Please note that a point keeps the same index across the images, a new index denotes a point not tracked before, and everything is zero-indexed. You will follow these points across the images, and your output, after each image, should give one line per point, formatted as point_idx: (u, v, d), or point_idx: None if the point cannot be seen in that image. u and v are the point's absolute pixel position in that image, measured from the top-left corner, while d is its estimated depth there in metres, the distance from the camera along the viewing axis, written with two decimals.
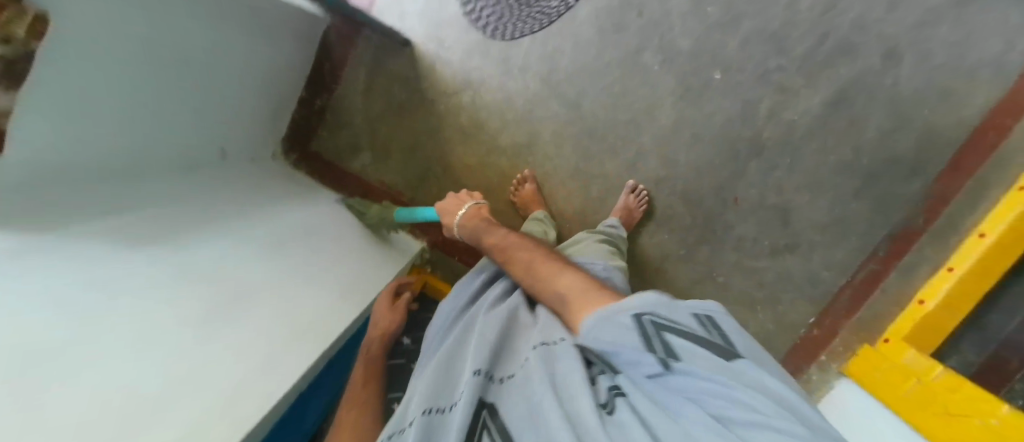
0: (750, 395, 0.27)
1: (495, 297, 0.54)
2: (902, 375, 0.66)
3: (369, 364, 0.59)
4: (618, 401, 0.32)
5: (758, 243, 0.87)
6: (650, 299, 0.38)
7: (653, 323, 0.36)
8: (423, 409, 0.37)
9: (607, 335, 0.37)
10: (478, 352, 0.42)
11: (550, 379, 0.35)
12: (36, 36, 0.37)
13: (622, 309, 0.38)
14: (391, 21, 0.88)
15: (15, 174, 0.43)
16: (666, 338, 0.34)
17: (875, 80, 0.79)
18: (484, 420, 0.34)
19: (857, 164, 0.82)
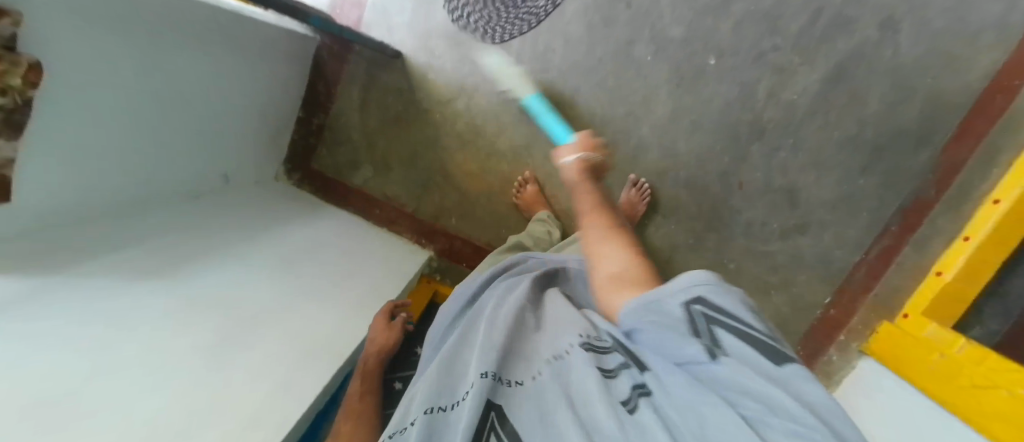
0: (790, 404, 0.24)
1: (496, 298, 0.52)
2: (925, 349, 0.65)
3: (367, 380, 0.58)
4: (641, 400, 0.31)
5: (767, 226, 0.86)
6: (699, 278, 0.31)
7: (698, 312, 0.30)
8: (426, 408, 0.37)
9: (646, 319, 0.33)
10: (486, 353, 0.40)
11: (564, 388, 0.34)
12: (32, 84, 0.38)
13: (669, 292, 0.31)
14: (379, 34, 0.86)
15: (25, 219, 0.44)
16: (711, 332, 0.29)
17: (874, 52, 0.78)
18: (493, 423, 0.33)
19: (862, 139, 0.81)
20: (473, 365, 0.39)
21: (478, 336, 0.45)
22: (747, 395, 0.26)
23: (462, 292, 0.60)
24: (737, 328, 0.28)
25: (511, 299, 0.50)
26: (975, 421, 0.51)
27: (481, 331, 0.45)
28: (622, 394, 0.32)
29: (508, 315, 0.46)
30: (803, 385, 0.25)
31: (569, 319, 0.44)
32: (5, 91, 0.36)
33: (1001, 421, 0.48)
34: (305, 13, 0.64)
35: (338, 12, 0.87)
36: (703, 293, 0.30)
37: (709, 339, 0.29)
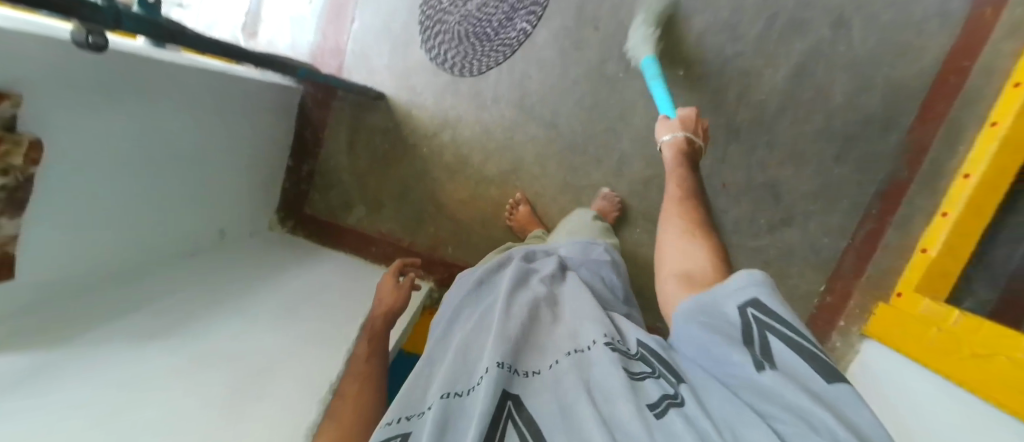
0: (834, 422, 0.25)
1: (508, 286, 0.52)
2: (923, 325, 0.67)
3: (376, 342, 0.59)
4: (672, 408, 0.31)
5: (754, 222, 0.89)
6: (761, 284, 0.35)
7: (755, 319, 0.34)
8: (442, 392, 0.37)
9: (703, 322, 0.37)
10: (502, 342, 0.41)
11: (586, 386, 0.35)
12: (32, 161, 0.39)
13: (729, 291, 0.36)
14: (361, 78, 0.88)
15: (29, 295, 0.44)
16: (763, 337, 0.33)
17: (830, 48, 0.83)
18: (509, 411, 0.34)
19: (831, 130, 0.85)
20: (489, 352, 0.39)
21: (491, 324, 0.46)
22: (791, 410, 0.27)
23: (466, 277, 0.59)
24: (789, 337, 0.32)
25: (522, 292, 0.51)
26: (983, 391, 0.52)
27: (495, 318, 0.45)
28: (652, 398, 0.33)
29: (522, 309, 0.47)
30: (847, 405, 0.26)
31: (583, 314, 0.46)
32: (8, 171, 0.37)
33: (1003, 388, 0.50)
34: (292, 67, 0.68)
35: (318, 61, 0.89)
36: (760, 297, 0.34)
37: (761, 345, 0.33)
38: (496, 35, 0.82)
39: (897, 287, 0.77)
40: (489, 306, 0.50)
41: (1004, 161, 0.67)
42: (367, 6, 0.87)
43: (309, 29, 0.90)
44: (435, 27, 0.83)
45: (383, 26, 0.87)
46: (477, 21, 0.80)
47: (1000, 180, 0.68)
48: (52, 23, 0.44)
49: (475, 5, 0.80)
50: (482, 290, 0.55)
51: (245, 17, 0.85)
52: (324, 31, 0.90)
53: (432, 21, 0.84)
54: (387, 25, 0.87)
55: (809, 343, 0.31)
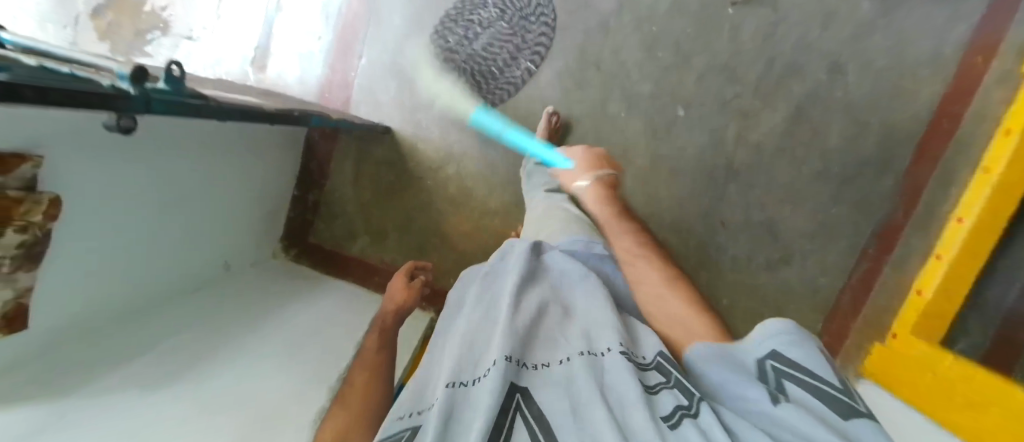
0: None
1: (518, 276, 0.49)
2: (921, 368, 0.67)
3: (385, 337, 0.65)
4: (685, 419, 0.30)
5: (753, 259, 0.90)
6: (784, 330, 0.34)
7: (775, 368, 0.33)
8: (448, 382, 0.36)
9: (717, 359, 0.36)
10: (511, 336, 0.39)
11: (599, 385, 0.34)
12: (50, 217, 0.40)
13: (746, 344, 0.36)
14: (367, 112, 0.90)
15: (33, 350, 0.45)
16: (779, 380, 0.32)
17: (826, 92, 0.85)
18: (518, 403, 0.33)
19: (828, 170, 0.86)
20: (497, 347, 0.38)
21: (500, 316, 0.43)
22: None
23: (475, 273, 0.57)
24: (811, 386, 0.30)
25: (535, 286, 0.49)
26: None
27: (504, 311, 0.43)
28: (665, 411, 0.31)
29: (533, 307, 0.45)
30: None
31: (595, 311, 0.44)
32: (27, 228, 0.38)
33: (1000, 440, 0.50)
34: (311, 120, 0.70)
35: (326, 95, 0.91)
36: (777, 347, 0.34)
37: (778, 389, 0.31)
38: (500, 74, 0.86)
39: (893, 327, 0.78)
40: (499, 297, 0.47)
41: (995, 206, 0.68)
42: (373, 43, 0.89)
43: (317, 64, 0.91)
44: (441, 64, 0.87)
45: (389, 63, 0.89)
46: (482, 60, 0.85)
47: (992, 225, 0.69)
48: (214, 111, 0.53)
49: (482, 45, 0.85)
50: (491, 281, 0.52)
51: (254, 52, 0.90)
52: (331, 65, 0.90)
53: (438, 59, 0.87)
54: (393, 62, 0.88)
55: (826, 388, 0.30)
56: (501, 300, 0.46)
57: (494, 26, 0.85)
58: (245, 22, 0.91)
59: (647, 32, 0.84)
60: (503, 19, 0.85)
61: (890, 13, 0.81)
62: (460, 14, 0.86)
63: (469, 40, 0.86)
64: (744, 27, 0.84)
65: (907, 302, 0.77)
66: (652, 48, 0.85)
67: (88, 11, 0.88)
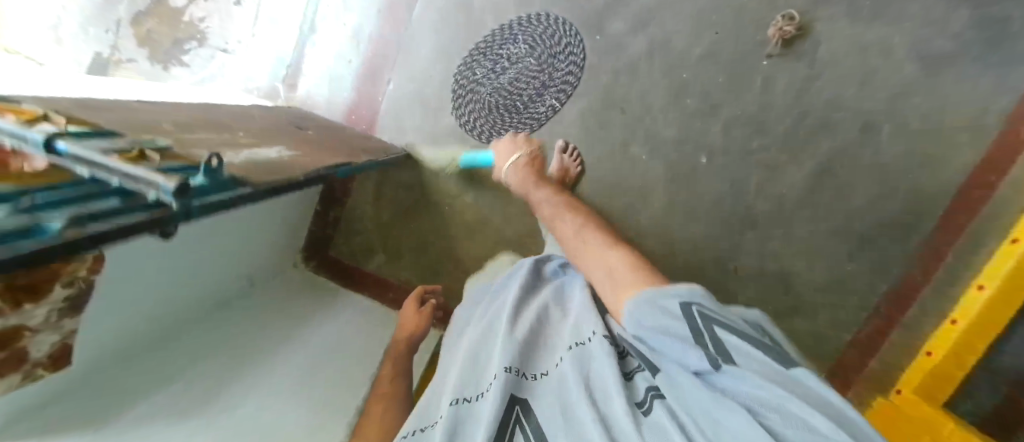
0: (798, 405, 0.26)
1: (518, 289, 0.56)
2: (921, 431, 0.68)
3: (399, 364, 0.68)
4: (656, 402, 0.34)
5: (763, 307, 0.90)
6: (700, 292, 0.39)
7: (701, 315, 0.37)
8: (452, 400, 0.42)
9: (655, 324, 0.39)
10: (512, 347, 0.45)
11: (583, 379, 0.39)
12: (93, 270, 0.42)
13: (666, 295, 0.40)
14: (391, 136, 0.91)
15: (69, 382, 0.48)
16: (709, 329, 0.35)
17: (856, 151, 0.83)
18: (517, 417, 0.38)
19: (849, 229, 0.85)
20: (500, 357, 0.44)
21: (501, 327, 0.50)
22: (752, 397, 0.29)
23: (481, 290, 0.64)
24: (736, 331, 0.34)
25: (535, 300, 0.55)
26: None
27: (505, 322, 0.50)
28: (639, 398, 0.36)
29: (531, 315, 0.51)
30: (799, 381, 0.29)
31: (582, 307, 0.50)
32: (72, 281, 0.40)
33: None
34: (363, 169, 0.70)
35: (352, 117, 0.92)
36: (695, 298, 0.38)
37: (711, 337, 0.35)
38: (524, 109, 0.86)
39: (898, 384, 0.79)
40: (501, 308, 0.54)
41: (1019, 278, 0.68)
42: (403, 69, 0.90)
43: (345, 87, 0.92)
44: (467, 95, 0.88)
45: (415, 89, 0.90)
46: (507, 94, 0.86)
47: (1015, 297, 0.68)
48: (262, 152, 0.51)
49: (508, 80, 0.86)
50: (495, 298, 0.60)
51: (287, 69, 0.92)
52: (358, 87, 0.91)
53: (464, 90, 0.88)
54: (420, 89, 0.89)
55: (748, 334, 0.34)
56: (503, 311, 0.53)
57: (522, 61, 0.86)
58: (277, 38, 0.93)
59: (677, 78, 0.84)
60: (532, 56, 0.86)
61: (935, 75, 0.78)
62: (490, 47, 0.86)
63: (496, 74, 0.86)
64: (778, 79, 0.82)
65: (914, 361, 0.78)
66: (680, 95, 0.85)
67: (128, 18, 0.91)
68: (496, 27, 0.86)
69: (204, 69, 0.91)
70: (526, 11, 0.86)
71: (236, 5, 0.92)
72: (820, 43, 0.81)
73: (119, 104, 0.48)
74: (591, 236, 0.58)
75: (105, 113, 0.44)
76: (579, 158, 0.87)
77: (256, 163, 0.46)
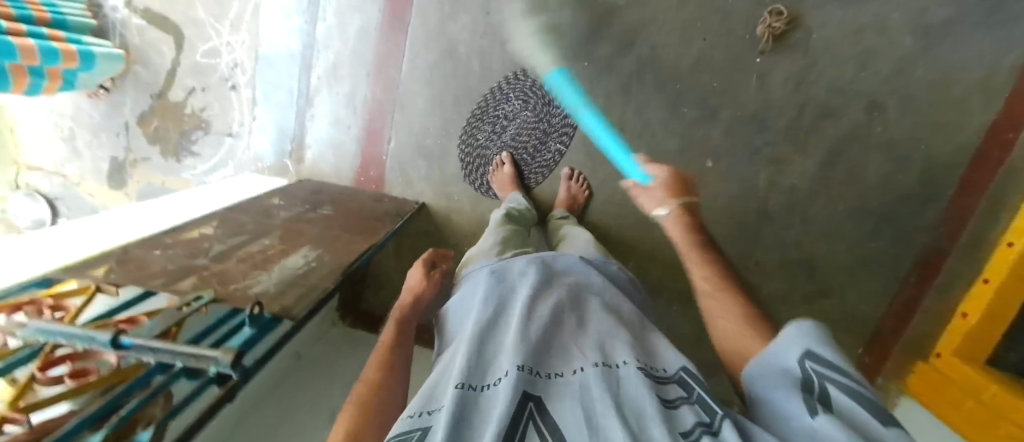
0: None
1: (532, 282, 0.46)
2: (962, 393, 0.69)
3: (403, 330, 0.53)
4: (705, 436, 0.26)
5: (790, 294, 0.90)
6: (809, 337, 0.29)
7: (816, 372, 0.28)
8: (458, 384, 0.32)
9: (768, 387, 0.30)
10: (524, 343, 0.36)
11: (611, 393, 0.29)
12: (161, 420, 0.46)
13: (777, 348, 0.31)
14: (400, 190, 0.94)
15: None
16: (821, 387, 0.27)
17: (863, 131, 0.82)
18: (530, 412, 0.28)
19: (866, 208, 0.85)
20: (512, 354, 0.34)
21: (512, 325, 0.39)
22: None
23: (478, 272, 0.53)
24: (849, 388, 0.26)
25: (549, 295, 0.44)
26: None
27: (516, 318, 0.40)
28: (685, 428, 0.27)
29: (548, 310, 0.41)
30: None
31: (602, 325, 0.40)
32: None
33: None
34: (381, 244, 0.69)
35: (361, 178, 0.95)
36: (813, 345, 0.29)
37: (821, 396, 0.26)
38: (533, 159, 0.89)
39: (937, 347, 0.79)
40: (510, 306, 0.43)
41: None
42: (401, 126, 0.91)
43: (350, 150, 0.94)
44: (475, 162, 0.90)
45: (417, 142, 0.92)
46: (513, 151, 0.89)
47: None
48: (287, 260, 0.58)
49: (511, 137, 0.89)
50: (501, 282, 0.48)
51: (291, 143, 0.96)
52: (361, 147, 0.94)
53: (471, 157, 0.90)
54: (421, 141, 0.91)
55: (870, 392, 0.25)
56: (514, 306, 0.43)
57: (519, 117, 0.88)
58: (278, 116, 0.96)
59: (671, 90, 0.85)
60: (528, 109, 0.87)
61: (934, 44, 0.76)
62: (484, 111, 0.88)
63: (498, 134, 0.89)
64: (773, 75, 0.82)
65: (950, 324, 0.78)
66: (677, 105, 0.85)
67: (135, 119, 1.02)
68: (487, 90, 0.87)
69: (215, 155, 0.99)
70: (520, 67, 0.87)
71: (232, 89, 0.97)
72: (813, 32, 0.80)
73: (155, 249, 0.54)
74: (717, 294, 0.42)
75: (157, 272, 0.49)
76: (585, 182, 0.88)
77: (286, 283, 0.52)
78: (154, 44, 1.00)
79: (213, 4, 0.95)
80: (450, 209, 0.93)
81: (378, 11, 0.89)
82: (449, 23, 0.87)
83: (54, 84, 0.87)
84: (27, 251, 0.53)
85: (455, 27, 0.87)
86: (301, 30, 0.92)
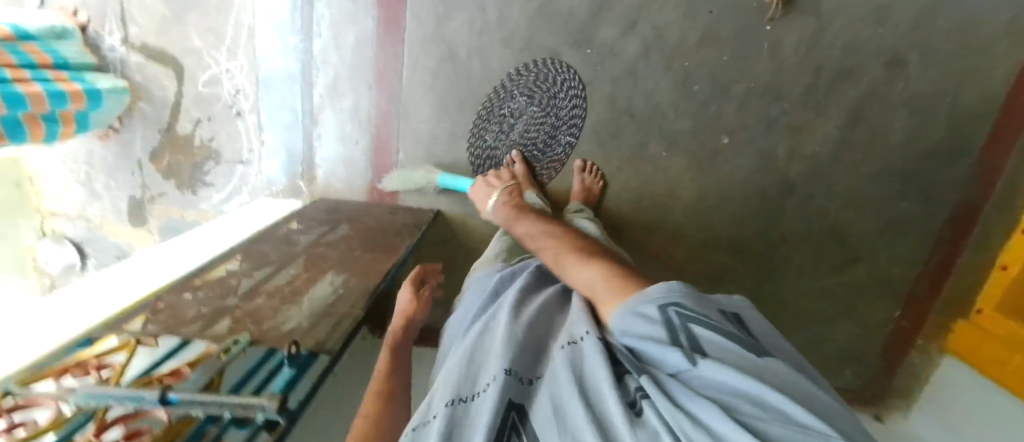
0: (789, 404, 0.21)
1: (518, 290, 0.47)
2: (1004, 346, 0.69)
3: (397, 357, 0.55)
4: (644, 401, 0.25)
5: (819, 265, 0.88)
6: (675, 288, 0.31)
7: (679, 315, 0.29)
8: (447, 400, 0.32)
9: (636, 332, 0.31)
10: (512, 348, 0.36)
11: (578, 378, 0.30)
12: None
13: (644, 298, 0.32)
14: (414, 200, 0.94)
15: None
16: (686, 330, 0.28)
17: (886, 89, 0.78)
18: (513, 423, 0.29)
19: (893, 169, 0.81)
20: (498, 360, 0.35)
21: (499, 327, 0.40)
22: (738, 396, 0.22)
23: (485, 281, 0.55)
24: (713, 328, 0.28)
25: (535, 300, 0.45)
26: None
27: (502, 323, 0.41)
28: (629, 397, 0.27)
29: (532, 313, 0.42)
30: (787, 375, 0.24)
31: (575, 311, 0.40)
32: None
33: None
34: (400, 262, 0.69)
35: (375, 191, 0.95)
36: (671, 293, 0.31)
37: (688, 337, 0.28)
38: (543, 154, 0.87)
39: (977, 304, 0.79)
40: (498, 310, 0.45)
41: None
42: (407, 136, 0.91)
43: (361, 165, 0.94)
44: (486, 163, 0.89)
45: (426, 151, 0.91)
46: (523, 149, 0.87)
47: None
48: (313, 290, 0.60)
49: (519, 134, 0.87)
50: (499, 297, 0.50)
51: (301, 166, 0.97)
52: (372, 160, 0.93)
53: (481, 159, 0.89)
54: (430, 149, 0.91)
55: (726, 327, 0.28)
56: (501, 311, 0.44)
57: (525, 113, 0.86)
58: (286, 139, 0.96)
59: (679, 69, 0.82)
60: (533, 104, 0.85)
61: None
62: (490, 111, 0.87)
63: (505, 133, 0.87)
64: (784, 41, 0.78)
65: (989, 279, 0.78)
66: (686, 83, 0.82)
67: (146, 157, 1.03)
68: (491, 90, 0.86)
69: (229, 183, 1.01)
70: (520, 62, 0.84)
71: (237, 116, 0.97)
72: None
73: (185, 293, 0.56)
74: (571, 257, 0.47)
75: (190, 318, 0.52)
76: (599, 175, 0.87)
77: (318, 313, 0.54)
78: (155, 78, 1.00)
79: (208, 33, 0.95)
80: (464, 212, 0.92)
81: (371, 22, 0.87)
82: (444, 25, 0.85)
83: (69, 128, 0.90)
84: (49, 312, 0.54)
85: (451, 28, 0.85)
86: (297, 49, 0.91)
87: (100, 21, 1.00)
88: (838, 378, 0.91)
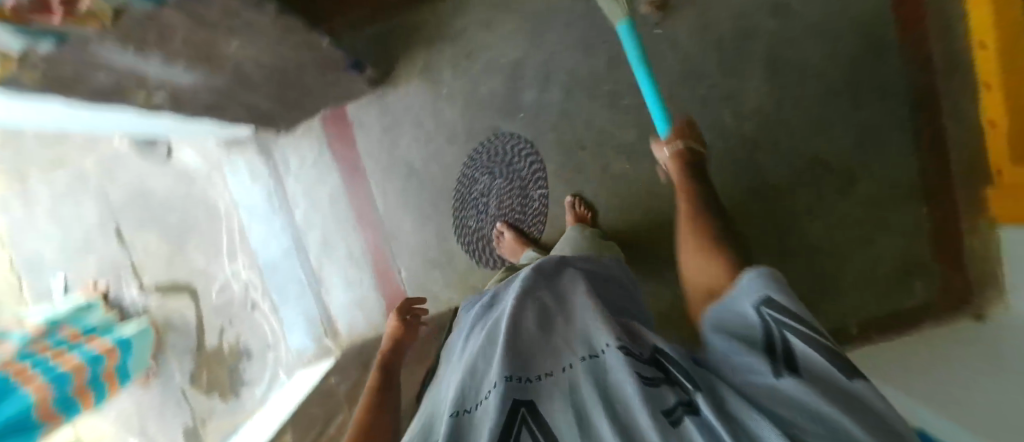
0: (858, 429, 0.22)
1: (518, 293, 0.44)
2: None
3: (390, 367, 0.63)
4: (686, 414, 0.27)
5: (822, 194, 0.87)
6: (761, 281, 0.32)
7: (775, 320, 0.30)
8: (451, 411, 0.34)
9: (729, 333, 0.33)
10: (510, 351, 0.36)
11: (599, 390, 0.30)
12: None
13: (735, 296, 0.34)
14: (430, 306, 0.96)
15: None
16: (782, 339, 0.29)
17: (783, 31, 0.86)
18: (523, 417, 0.31)
19: (834, 86, 0.84)
20: (497, 364, 0.35)
21: (500, 334, 0.39)
22: (806, 416, 0.24)
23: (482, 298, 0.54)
24: (806, 335, 0.28)
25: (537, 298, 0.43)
26: None
27: (503, 325, 0.40)
28: (668, 405, 0.28)
29: (533, 313, 0.41)
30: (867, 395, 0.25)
31: (588, 316, 0.38)
32: None
33: None
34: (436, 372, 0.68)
35: None
36: (768, 292, 0.31)
37: (778, 346, 0.29)
38: (526, 215, 0.92)
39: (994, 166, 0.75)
40: (499, 315, 0.43)
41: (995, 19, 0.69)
42: (404, 253, 0.96)
43: (372, 298, 0.98)
44: (477, 244, 0.93)
45: (423, 259, 0.96)
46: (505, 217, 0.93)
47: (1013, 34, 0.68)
48: None
49: (496, 208, 0.93)
50: (493, 307, 0.48)
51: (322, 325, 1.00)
52: (380, 290, 0.98)
53: (472, 242, 0.94)
54: (427, 256, 0.96)
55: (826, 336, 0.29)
56: (502, 316, 0.42)
57: (493, 188, 0.93)
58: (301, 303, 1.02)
59: None
60: (496, 178, 0.92)
61: None
62: (464, 199, 0.94)
63: (484, 212, 0.93)
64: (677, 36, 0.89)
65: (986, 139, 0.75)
66: None
67: (187, 383, 1.08)
68: (457, 181, 0.94)
69: (261, 370, 1.05)
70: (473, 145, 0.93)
71: (254, 310, 1.05)
72: None
73: None
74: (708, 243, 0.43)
75: None
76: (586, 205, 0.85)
77: None
78: (174, 310, 1.09)
79: (207, 249, 1.06)
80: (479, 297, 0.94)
81: (336, 176, 0.98)
82: (397, 150, 0.95)
83: (114, 381, 0.97)
84: None
85: (403, 150, 0.95)
86: (284, 226, 1.01)
87: (117, 282, 1.12)
88: (916, 295, 0.82)
